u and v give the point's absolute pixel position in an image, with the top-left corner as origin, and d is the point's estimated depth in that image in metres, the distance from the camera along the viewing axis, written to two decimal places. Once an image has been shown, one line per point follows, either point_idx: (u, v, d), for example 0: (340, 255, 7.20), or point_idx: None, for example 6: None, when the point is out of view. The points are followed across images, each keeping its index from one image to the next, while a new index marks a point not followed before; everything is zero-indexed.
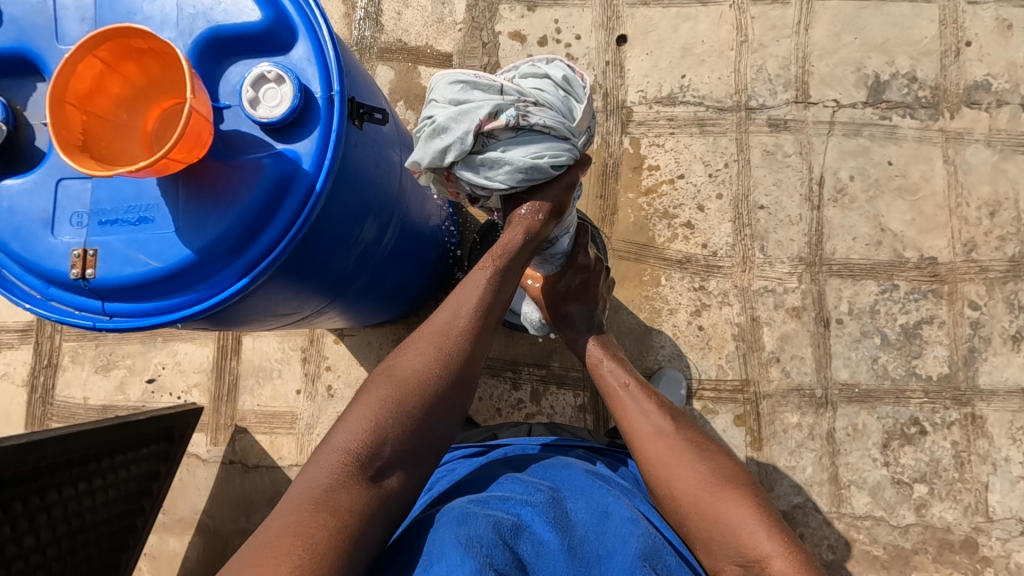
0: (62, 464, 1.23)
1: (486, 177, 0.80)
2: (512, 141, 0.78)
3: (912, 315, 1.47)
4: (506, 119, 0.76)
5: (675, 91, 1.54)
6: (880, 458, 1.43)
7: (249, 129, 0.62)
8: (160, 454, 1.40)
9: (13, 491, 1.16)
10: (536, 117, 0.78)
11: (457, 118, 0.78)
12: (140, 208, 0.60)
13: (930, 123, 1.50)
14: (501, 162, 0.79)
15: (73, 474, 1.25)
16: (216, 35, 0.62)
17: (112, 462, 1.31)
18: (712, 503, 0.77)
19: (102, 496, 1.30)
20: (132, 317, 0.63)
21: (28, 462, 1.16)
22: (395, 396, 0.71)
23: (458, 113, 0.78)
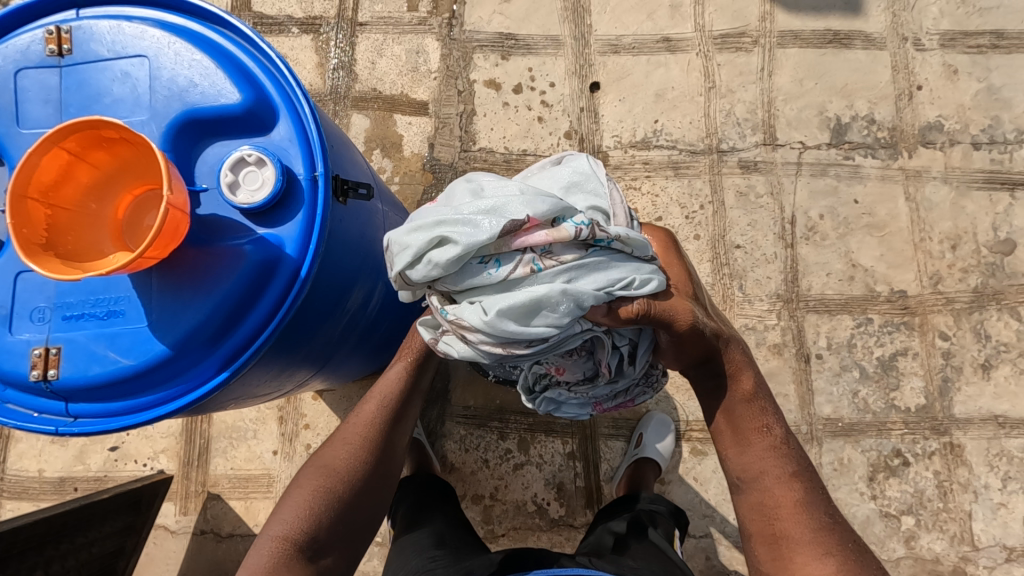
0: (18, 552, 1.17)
1: (535, 304, 0.67)
2: (581, 265, 0.69)
3: (887, 348, 1.50)
4: (585, 228, 0.68)
5: (649, 135, 1.58)
6: (867, 491, 1.44)
7: (227, 213, 0.59)
8: (126, 528, 1.30)
9: None
10: (623, 239, 0.73)
11: (505, 214, 0.67)
12: (108, 300, 0.56)
13: (891, 162, 1.57)
14: (562, 284, 0.68)
15: (28, 564, 1.17)
16: (192, 116, 0.59)
17: (72, 544, 1.23)
18: (795, 513, 0.78)
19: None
20: (100, 418, 0.58)
21: None
22: (326, 484, 0.79)
23: (512, 210, 0.67)
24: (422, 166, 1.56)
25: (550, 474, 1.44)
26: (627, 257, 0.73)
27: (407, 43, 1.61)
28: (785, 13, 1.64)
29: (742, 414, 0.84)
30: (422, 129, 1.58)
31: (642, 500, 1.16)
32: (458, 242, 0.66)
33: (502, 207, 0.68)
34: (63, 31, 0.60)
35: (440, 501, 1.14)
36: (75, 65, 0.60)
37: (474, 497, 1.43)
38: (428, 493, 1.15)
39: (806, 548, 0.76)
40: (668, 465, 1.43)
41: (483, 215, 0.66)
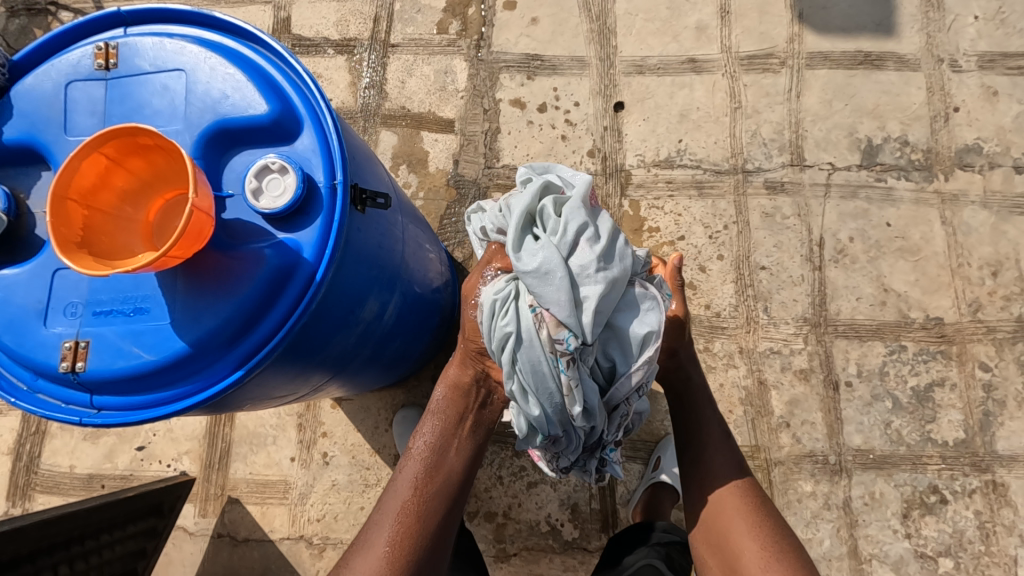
0: (45, 549, 1.18)
1: (491, 316, 0.77)
2: (534, 349, 0.75)
3: (922, 377, 1.44)
4: (564, 343, 0.73)
5: (673, 154, 1.58)
6: (901, 529, 1.37)
7: (250, 217, 0.61)
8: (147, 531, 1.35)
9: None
10: (569, 391, 0.76)
11: (548, 278, 0.74)
12: (136, 299, 0.59)
13: (926, 185, 1.53)
14: (508, 333, 0.76)
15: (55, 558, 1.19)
16: (222, 126, 0.62)
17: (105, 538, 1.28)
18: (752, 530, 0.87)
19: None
20: (122, 411, 0.60)
21: (8, 551, 1.12)
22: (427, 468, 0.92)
23: (553, 283, 0.73)
24: (446, 182, 1.59)
25: (564, 494, 1.41)
26: (557, 396, 0.78)
27: (436, 64, 1.67)
28: (814, 35, 1.63)
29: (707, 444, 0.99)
30: (447, 146, 1.61)
31: (648, 542, 1.09)
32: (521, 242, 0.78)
33: (557, 278, 0.73)
34: (111, 47, 0.65)
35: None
36: (120, 77, 0.65)
37: (487, 515, 1.41)
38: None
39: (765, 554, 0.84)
40: None
41: (534, 267, 0.75)
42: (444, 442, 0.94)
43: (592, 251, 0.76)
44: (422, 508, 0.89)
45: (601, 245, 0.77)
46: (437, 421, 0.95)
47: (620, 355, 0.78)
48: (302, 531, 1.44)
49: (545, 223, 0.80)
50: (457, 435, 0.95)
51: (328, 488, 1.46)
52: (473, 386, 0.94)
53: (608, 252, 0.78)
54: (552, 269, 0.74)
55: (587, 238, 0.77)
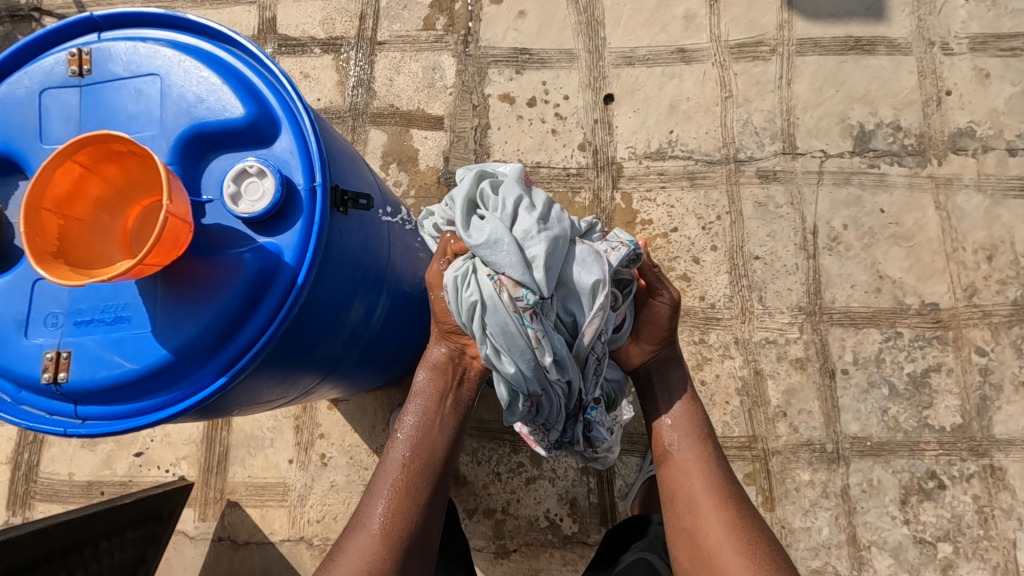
0: (43, 557, 1.19)
1: (455, 291, 0.79)
2: (499, 311, 0.77)
3: (919, 364, 1.43)
4: (524, 301, 0.77)
5: (664, 146, 1.57)
6: (899, 515, 1.37)
7: (229, 222, 0.61)
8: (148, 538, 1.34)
9: None
10: (538, 343, 0.79)
11: (498, 245, 0.77)
12: (116, 307, 0.59)
13: (919, 170, 1.52)
14: (474, 302, 0.78)
15: (54, 567, 1.20)
16: (199, 130, 0.62)
17: (105, 545, 1.27)
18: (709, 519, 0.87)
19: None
20: (106, 421, 0.60)
21: (6, 559, 1.12)
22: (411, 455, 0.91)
23: (503, 249, 0.77)
24: (437, 179, 1.59)
25: (563, 489, 1.41)
26: (529, 351, 0.80)
27: (423, 60, 1.65)
28: (804, 21, 1.61)
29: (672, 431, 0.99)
30: (437, 143, 1.60)
31: (637, 543, 1.09)
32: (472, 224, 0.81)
33: (504, 241, 0.77)
34: (84, 53, 0.64)
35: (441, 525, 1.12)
36: (94, 84, 0.64)
37: (486, 512, 1.42)
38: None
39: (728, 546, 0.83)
40: None
41: (481, 237, 0.78)
42: (427, 424, 0.93)
43: (531, 212, 0.80)
44: (409, 490, 0.89)
45: (539, 211, 0.81)
46: (419, 403, 0.94)
47: (575, 304, 0.83)
48: (302, 532, 1.44)
49: (486, 203, 0.83)
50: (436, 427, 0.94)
51: (327, 489, 1.46)
52: (449, 366, 0.94)
53: (545, 215, 0.81)
54: (500, 238, 0.77)
55: (524, 207, 0.81)
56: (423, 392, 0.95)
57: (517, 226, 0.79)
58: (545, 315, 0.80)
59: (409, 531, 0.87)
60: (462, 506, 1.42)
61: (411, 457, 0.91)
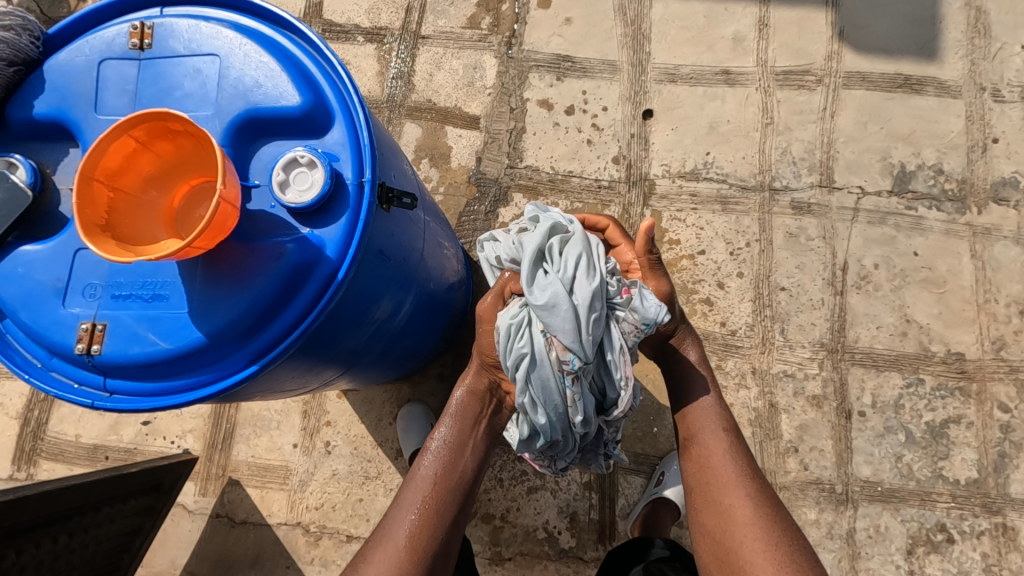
0: (45, 520, 1.17)
1: (508, 338, 0.83)
2: (545, 368, 0.82)
3: (938, 413, 1.40)
4: (569, 366, 0.81)
5: (699, 167, 1.55)
6: (903, 565, 1.34)
7: (275, 210, 0.61)
8: (145, 508, 1.36)
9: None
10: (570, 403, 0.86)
11: (555, 310, 0.80)
12: (155, 285, 0.58)
13: (957, 217, 1.49)
14: (524, 354, 0.82)
15: (54, 528, 1.18)
16: (253, 115, 0.61)
17: (106, 510, 1.28)
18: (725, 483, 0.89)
19: (84, 551, 1.24)
20: (134, 397, 0.60)
21: (12, 518, 1.11)
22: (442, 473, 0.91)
23: (559, 315, 0.80)
24: (467, 179, 1.58)
25: (564, 502, 1.40)
26: (563, 407, 0.86)
27: (465, 58, 1.65)
28: (853, 54, 1.59)
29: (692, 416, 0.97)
30: (471, 142, 1.60)
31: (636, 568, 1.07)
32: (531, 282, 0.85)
33: (562, 307, 0.80)
34: (146, 27, 0.64)
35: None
36: (153, 58, 0.64)
37: (484, 517, 1.41)
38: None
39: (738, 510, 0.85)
40: None
41: (543, 300, 0.80)
42: (463, 446, 0.94)
43: (591, 279, 0.83)
44: (440, 509, 0.89)
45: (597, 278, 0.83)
46: (455, 421, 0.94)
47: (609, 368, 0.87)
48: (300, 517, 1.44)
49: (553, 260, 0.85)
50: (466, 451, 0.94)
51: (328, 477, 1.46)
52: (489, 392, 0.96)
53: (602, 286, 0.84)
54: (560, 303, 0.80)
55: (586, 271, 0.83)
56: (461, 414, 0.95)
57: (575, 293, 0.82)
58: (585, 377, 0.85)
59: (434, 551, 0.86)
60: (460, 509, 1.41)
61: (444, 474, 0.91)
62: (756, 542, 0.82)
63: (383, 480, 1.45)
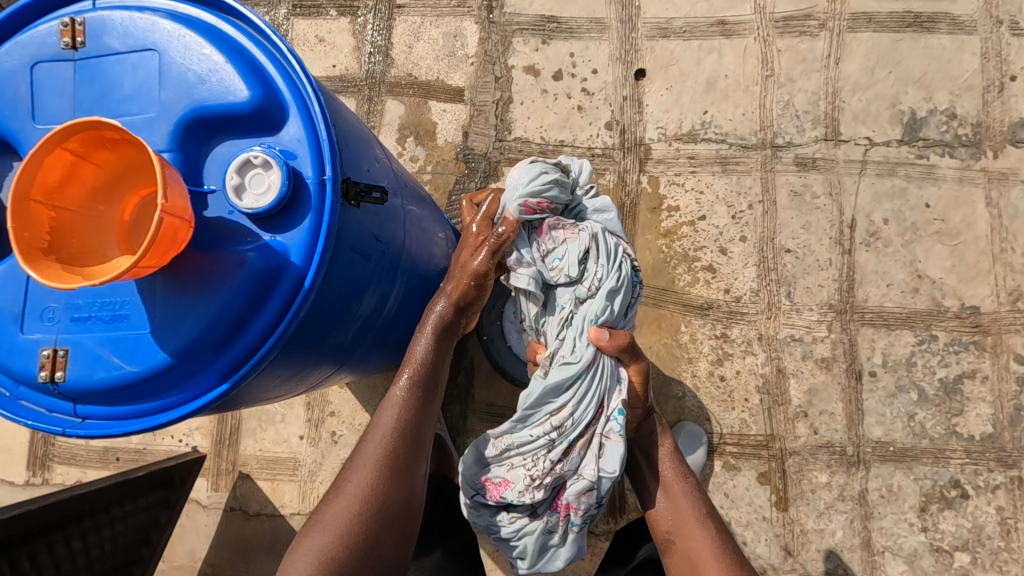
0: (55, 524, 1.22)
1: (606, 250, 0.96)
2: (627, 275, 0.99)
3: (952, 369, 1.37)
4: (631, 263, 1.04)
5: (697, 127, 1.47)
6: (917, 523, 1.33)
7: (233, 217, 0.56)
8: (159, 502, 1.36)
9: (9, 554, 1.15)
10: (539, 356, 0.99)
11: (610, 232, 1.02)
12: (114, 304, 0.55)
13: (972, 163, 1.41)
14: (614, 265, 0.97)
15: (67, 532, 1.23)
16: (200, 114, 0.57)
17: (117, 510, 1.29)
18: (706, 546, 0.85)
19: (103, 550, 1.28)
20: (106, 421, 0.57)
21: (17, 526, 1.16)
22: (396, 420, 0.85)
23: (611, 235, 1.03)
24: (455, 155, 1.52)
25: None
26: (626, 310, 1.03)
27: (444, 26, 1.56)
28: None
29: (669, 492, 0.91)
30: (457, 116, 1.53)
31: (640, 553, 1.06)
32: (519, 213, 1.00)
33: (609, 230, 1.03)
34: (77, 23, 0.59)
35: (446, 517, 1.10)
36: (89, 58, 0.59)
37: None
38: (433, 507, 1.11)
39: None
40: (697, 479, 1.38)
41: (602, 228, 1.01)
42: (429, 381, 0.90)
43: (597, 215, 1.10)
44: (398, 443, 0.84)
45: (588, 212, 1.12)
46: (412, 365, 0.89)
47: None
48: (312, 506, 1.45)
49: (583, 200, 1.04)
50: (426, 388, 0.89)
51: (336, 466, 1.46)
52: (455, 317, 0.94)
53: None
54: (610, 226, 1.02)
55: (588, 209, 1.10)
56: (428, 341, 0.92)
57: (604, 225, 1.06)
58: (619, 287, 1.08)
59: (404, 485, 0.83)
60: None
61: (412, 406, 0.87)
62: None
63: None
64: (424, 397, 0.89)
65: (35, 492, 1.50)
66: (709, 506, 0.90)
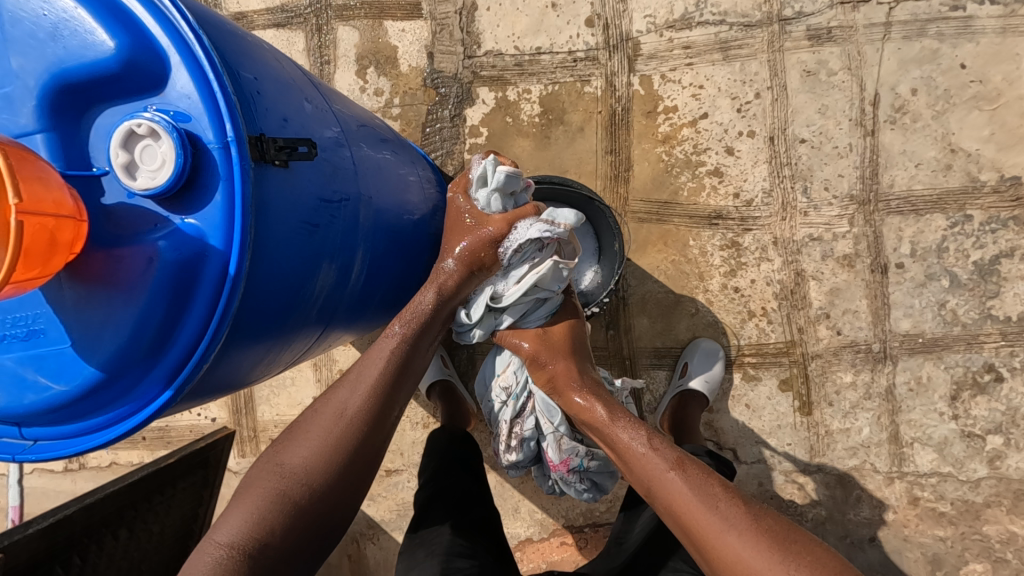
0: (99, 523, 1.18)
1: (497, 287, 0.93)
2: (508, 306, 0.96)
3: (988, 250, 1.26)
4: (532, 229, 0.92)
5: (690, 10, 1.29)
6: (947, 411, 1.29)
7: (134, 202, 0.48)
8: (189, 518, 1.34)
9: (58, 556, 1.12)
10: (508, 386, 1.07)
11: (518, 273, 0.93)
12: (26, 319, 0.49)
13: (1016, 7, 1.21)
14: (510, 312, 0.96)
15: (113, 527, 1.20)
16: (64, 81, 0.47)
17: (148, 506, 1.26)
18: (689, 503, 0.72)
19: (156, 534, 1.27)
20: (58, 442, 0.53)
21: (62, 532, 1.11)
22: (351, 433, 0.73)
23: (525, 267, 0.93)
24: (423, 81, 1.37)
25: None
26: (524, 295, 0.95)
27: None
28: None
29: (634, 465, 0.80)
30: (418, 35, 1.36)
31: None
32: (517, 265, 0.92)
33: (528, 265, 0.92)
34: None
35: (469, 481, 1.03)
36: None
37: None
38: (455, 468, 1.05)
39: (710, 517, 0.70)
40: (716, 394, 1.35)
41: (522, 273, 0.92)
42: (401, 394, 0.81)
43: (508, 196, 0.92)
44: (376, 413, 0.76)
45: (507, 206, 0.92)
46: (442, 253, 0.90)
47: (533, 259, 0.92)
48: None
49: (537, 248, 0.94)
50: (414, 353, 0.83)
51: None
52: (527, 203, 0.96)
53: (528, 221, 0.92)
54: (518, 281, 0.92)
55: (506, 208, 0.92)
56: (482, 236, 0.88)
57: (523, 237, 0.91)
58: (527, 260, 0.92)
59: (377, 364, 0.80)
60: (489, 430, 1.43)
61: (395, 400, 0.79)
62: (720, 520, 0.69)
63: (407, 416, 1.45)
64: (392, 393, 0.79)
65: (76, 476, 1.57)
66: (677, 454, 0.78)
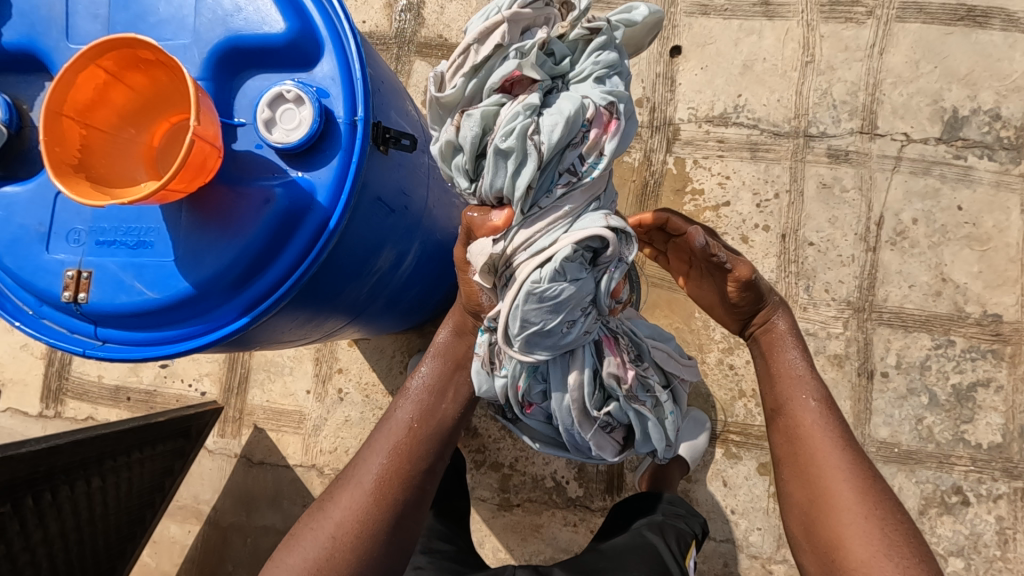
0: (78, 463, 1.16)
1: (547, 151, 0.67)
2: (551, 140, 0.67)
3: (966, 376, 1.35)
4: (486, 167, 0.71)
5: (729, 110, 1.44)
6: (914, 525, 1.33)
7: (262, 152, 0.61)
8: (154, 485, 1.33)
9: (28, 489, 1.09)
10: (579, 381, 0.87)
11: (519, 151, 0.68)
12: (138, 232, 0.62)
13: (1010, 167, 1.37)
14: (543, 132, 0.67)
15: (88, 471, 1.18)
16: (236, 45, 0.62)
17: (125, 460, 1.24)
18: (856, 516, 0.74)
19: (123, 490, 1.27)
20: (125, 345, 0.65)
21: (42, 465, 1.10)
22: (375, 498, 0.79)
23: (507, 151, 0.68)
24: None
25: None
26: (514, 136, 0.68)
27: None
28: None
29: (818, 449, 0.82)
30: None
31: (632, 526, 1.07)
32: (561, 207, 0.69)
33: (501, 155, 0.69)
34: None
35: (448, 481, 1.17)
36: None
37: (493, 465, 1.44)
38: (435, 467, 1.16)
39: (854, 517, 0.75)
40: (697, 464, 1.39)
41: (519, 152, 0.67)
42: (421, 460, 0.84)
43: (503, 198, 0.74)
44: (398, 475, 0.81)
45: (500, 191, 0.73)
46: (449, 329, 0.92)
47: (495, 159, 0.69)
48: (314, 460, 1.48)
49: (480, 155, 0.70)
50: (444, 402, 0.88)
51: (341, 423, 1.48)
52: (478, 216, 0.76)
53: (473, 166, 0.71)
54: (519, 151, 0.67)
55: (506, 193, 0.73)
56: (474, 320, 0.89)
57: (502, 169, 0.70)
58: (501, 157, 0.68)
59: (396, 433, 0.85)
60: (470, 456, 1.45)
61: (409, 466, 0.82)
62: (860, 520, 0.74)
63: None
64: (414, 461, 0.83)
65: (48, 424, 1.54)
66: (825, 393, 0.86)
